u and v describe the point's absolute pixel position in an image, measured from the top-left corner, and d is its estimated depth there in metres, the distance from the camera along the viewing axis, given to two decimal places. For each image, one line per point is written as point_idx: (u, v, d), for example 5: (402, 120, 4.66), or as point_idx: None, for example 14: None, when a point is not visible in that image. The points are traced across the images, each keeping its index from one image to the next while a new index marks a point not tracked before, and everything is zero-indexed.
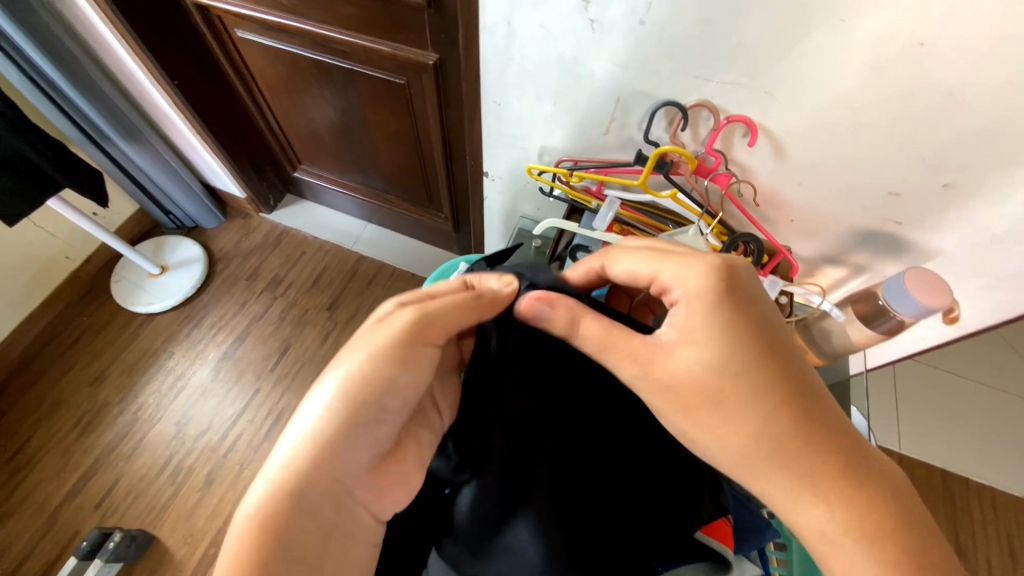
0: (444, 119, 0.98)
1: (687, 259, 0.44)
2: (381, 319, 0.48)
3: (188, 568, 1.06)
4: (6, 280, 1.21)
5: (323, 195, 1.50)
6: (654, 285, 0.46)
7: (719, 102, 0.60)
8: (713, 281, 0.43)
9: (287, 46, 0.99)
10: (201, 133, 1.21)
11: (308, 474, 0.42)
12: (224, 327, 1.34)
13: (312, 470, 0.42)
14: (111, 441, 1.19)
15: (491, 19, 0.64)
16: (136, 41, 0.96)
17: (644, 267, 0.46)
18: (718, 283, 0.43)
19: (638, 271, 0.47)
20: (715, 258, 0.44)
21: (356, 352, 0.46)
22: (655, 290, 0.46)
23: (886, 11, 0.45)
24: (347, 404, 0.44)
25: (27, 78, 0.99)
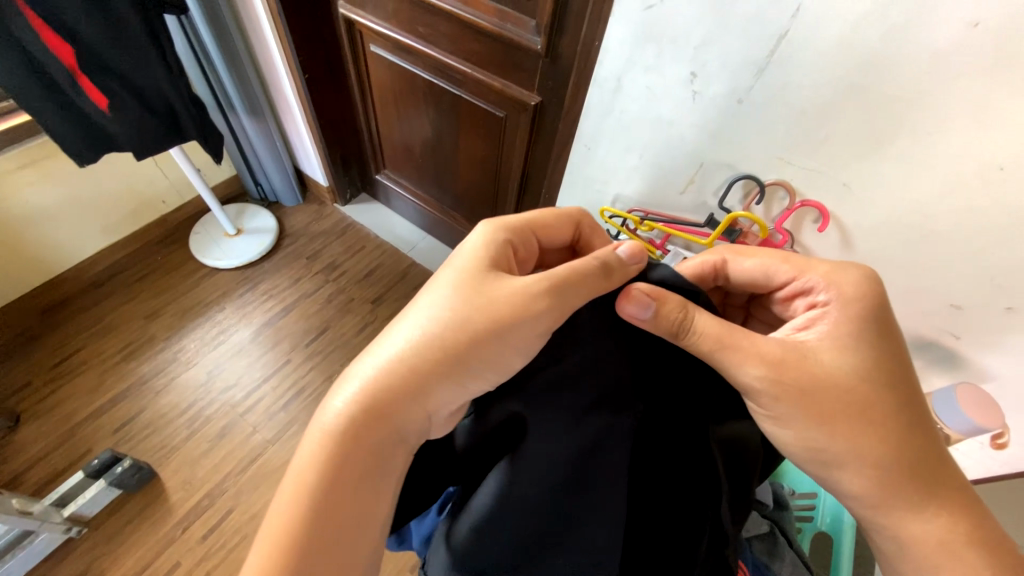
0: (529, 156, 1.07)
1: (844, 271, 0.46)
2: (475, 249, 0.49)
3: (177, 514, 1.07)
4: (109, 207, 1.35)
5: (393, 201, 1.61)
6: (790, 285, 0.49)
7: (797, 185, 0.65)
8: (866, 289, 0.45)
9: (409, 65, 1.12)
10: (310, 121, 1.36)
11: (390, 388, 0.44)
12: (275, 297, 1.42)
13: (399, 392, 0.44)
14: (146, 374, 1.25)
15: (604, 74, 0.73)
16: (286, 33, 1.12)
17: (785, 267, 0.49)
18: (871, 307, 0.44)
19: (777, 269, 0.50)
20: (869, 289, 0.45)
21: (448, 291, 0.47)
22: (793, 289, 0.49)
23: (971, 132, 0.50)
24: (439, 334, 0.45)
25: (190, 47, 1.16)
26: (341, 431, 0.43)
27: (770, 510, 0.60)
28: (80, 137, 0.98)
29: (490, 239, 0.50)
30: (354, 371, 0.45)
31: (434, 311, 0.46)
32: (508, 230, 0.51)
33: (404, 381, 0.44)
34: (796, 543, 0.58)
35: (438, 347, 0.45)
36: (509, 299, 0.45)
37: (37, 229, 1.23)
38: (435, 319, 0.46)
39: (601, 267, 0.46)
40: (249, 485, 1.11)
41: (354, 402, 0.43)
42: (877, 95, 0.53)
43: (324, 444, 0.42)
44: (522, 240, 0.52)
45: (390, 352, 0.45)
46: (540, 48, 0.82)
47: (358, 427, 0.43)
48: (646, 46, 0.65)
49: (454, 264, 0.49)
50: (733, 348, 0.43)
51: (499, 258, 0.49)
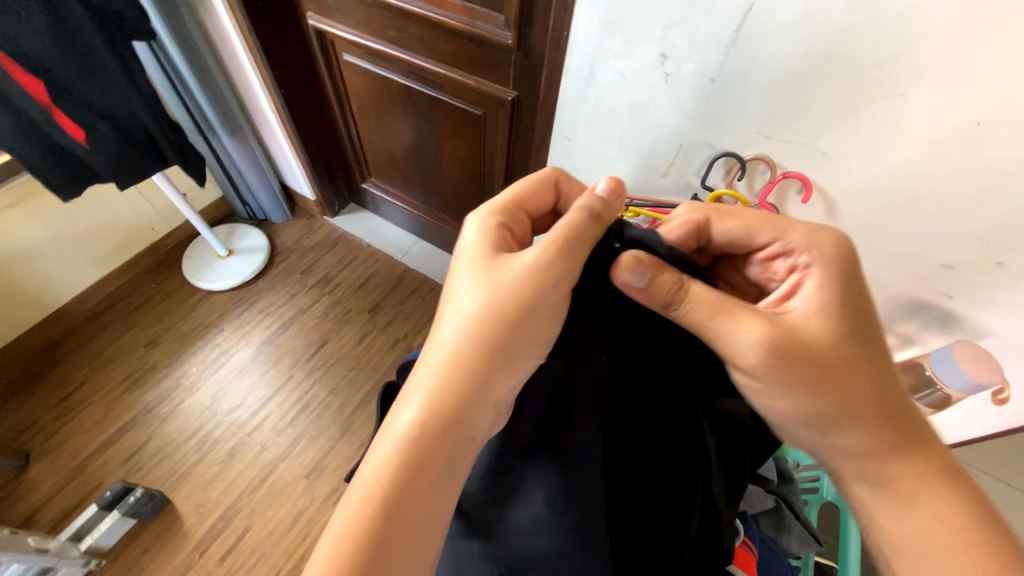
0: (511, 152, 1.06)
1: (824, 235, 0.46)
2: (478, 239, 0.49)
3: (193, 538, 1.08)
4: (98, 239, 1.34)
5: (382, 208, 1.61)
6: (771, 247, 0.48)
7: (777, 158, 0.65)
8: (841, 254, 0.45)
9: (383, 71, 1.12)
10: (291, 135, 1.35)
11: (448, 392, 0.44)
12: (272, 314, 1.43)
13: (456, 395, 0.44)
14: (151, 402, 1.26)
15: (576, 64, 0.72)
16: (258, 49, 1.12)
17: (766, 230, 0.48)
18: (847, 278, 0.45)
19: (758, 229, 0.48)
20: (847, 255, 0.45)
21: (470, 287, 0.47)
22: (775, 250, 0.48)
23: (946, 89, 0.50)
24: (477, 330, 0.45)
25: (164, 73, 1.16)
26: (411, 449, 0.42)
27: (776, 485, 0.58)
28: (60, 171, 0.98)
29: (488, 226, 0.50)
30: (412, 386, 0.45)
31: (463, 310, 0.46)
32: (502, 213, 0.51)
33: (460, 383, 0.44)
34: (802, 516, 0.58)
35: (482, 338, 0.45)
36: (532, 277, 0.44)
37: (28, 268, 1.23)
38: (473, 312, 0.46)
39: (589, 214, 0.45)
40: (262, 503, 1.12)
41: (415, 419, 0.43)
42: (850, 59, 0.52)
43: (398, 470, 0.41)
44: (517, 219, 0.52)
45: (434, 361, 0.45)
46: (510, 42, 0.81)
47: (425, 441, 0.42)
48: (614, 32, 0.65)
49: (465, 260, 0.49)
50: (718, 328, 0.43)
51: (505, 244, 0.49)
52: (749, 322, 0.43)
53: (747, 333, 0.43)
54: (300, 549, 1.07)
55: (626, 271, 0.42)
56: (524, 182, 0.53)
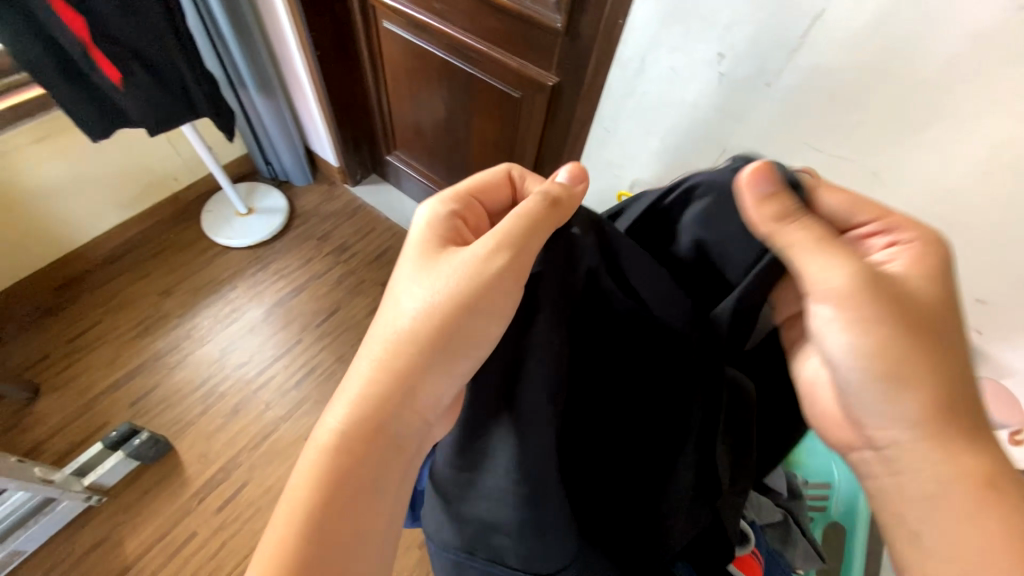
0: (544, 139, 1.05)
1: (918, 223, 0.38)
2: (426, 235, 0.48)
3: (193, 486, 1.10)
4: (121, 182, 1.34)
5: (403, 182, 1.60)
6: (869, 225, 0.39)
7: (822, 172, 0.64)
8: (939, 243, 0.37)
9: (423, 43, 1.10)
10: (322, 99, 1.34)
11: (382, 384, 0.44)
12: (286, 276, 1.43)
13: (389, 387, 0.44)
14: (160, 350, 1.27)
15: (626, 54, 0.71)
16: (298, 7, 1.10)
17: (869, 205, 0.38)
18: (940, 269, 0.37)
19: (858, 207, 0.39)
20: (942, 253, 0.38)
21: (412, 284, 0.46)
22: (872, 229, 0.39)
23: (1011, 118, 0.48)
24: (415, 324, 0.45)
25: (202, 22, 1.14)
26: (344, 440, 0.42)
27: (783, 499, 0.59)
28: (92, 109, 0.97)
29: (436, 221, 0.49)
30: (357, 362, 0.46)
31: (403, 300, 0.46)
32: (454, 204, 0.50)
33: (394, 374, 0.44)
34: (807, 531, 0.58)
35: (426, 320, 0.44)
36: (473, 267, 0.44)
37: (50, 204, 1.23)
38: (414, 304, 0.45)
39: (544, 200, 0.44)
40: (261, 460, 1.13)
41: (349, 410, 0.43)
42: (915, 77, 0.51)
43: (330, 460, 0.42)
44: (466, 213, 0.50)
45: (374, 354, 0.45)
46: (559, 26, 0.79)
47: (358, 434, 0.42)
48: (671, 25, 0.63)
49: (410, 253, 0.48)
50: (809, 259, 0.36)
51: (451, 239, 0.48)
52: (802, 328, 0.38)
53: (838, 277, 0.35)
54: None
55: (758, 172, 0.36)
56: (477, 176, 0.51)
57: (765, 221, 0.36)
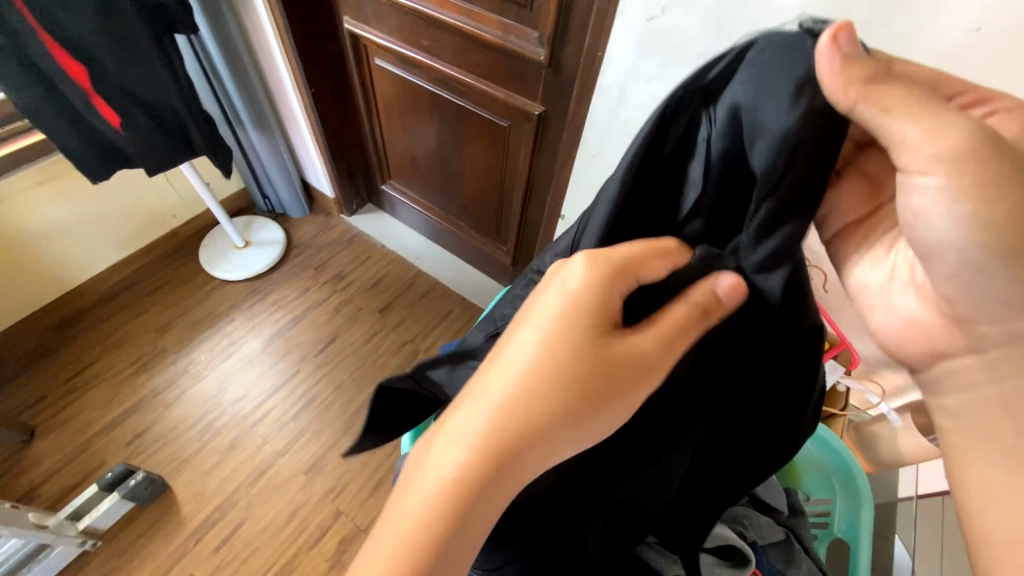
0: (533, 164, 1.07)
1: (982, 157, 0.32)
2: (582, 290, 0.35)
3: (190, 526, 1.08)
4: (120, 220, 1.36)
5: (399, 210, 1.63)
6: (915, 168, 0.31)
7: None
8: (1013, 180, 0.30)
9: (413, 77, 1.14)
10: (317, 134, 1.38)
11: (503, 447, 0.33)
12: (283, 307, 1.44)
13: (514, 451, 0.33)
14: (158, 386, 1.27)
15: (607, 84, 0.73)
16: (293, 49, 1.15)
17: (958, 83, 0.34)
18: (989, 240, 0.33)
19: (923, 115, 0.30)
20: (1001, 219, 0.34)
21: (546, 332, 0.35)
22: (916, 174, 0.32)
23: None
24: (552, 388, 0.34)
25: (200, 66, 1.18)
26: (451, 503, 0.33)
27: (784, 518, 0.59)
28: (93, 153, 1.00)
29: (603, 280, 0.35)
30: (454, 427, 0.35)
31: (533, 348, 0.35)
32: (621, 276, 0.35)
33: (524, 437, 0.33)
34: (812, 552, 0.57)
35: (558, 412, 0.34)
36: (647, 366, 0.35)
37: (49, 246, 1.25)
38: (542, 361, 0.35)
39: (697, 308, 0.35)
40: (259, 496, 1.12)
41: (460, 465, 0.33)
42: None
43: (434, 523, 0.33)
44: (640, 277, 0.36)
45: (492, 405, 0.34)
46: (543, 59, 0.83)
47: (470, 496, 0.33)
48: (648, 55, 0.66)
49: (550, 302, 0.36)
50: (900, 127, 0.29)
51: (615, 307, 0.35)
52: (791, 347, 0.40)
53: (936, 145, 0.29)
54: (294, 546, 1.06)
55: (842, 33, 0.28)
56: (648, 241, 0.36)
57: (851, 85, 0.29)
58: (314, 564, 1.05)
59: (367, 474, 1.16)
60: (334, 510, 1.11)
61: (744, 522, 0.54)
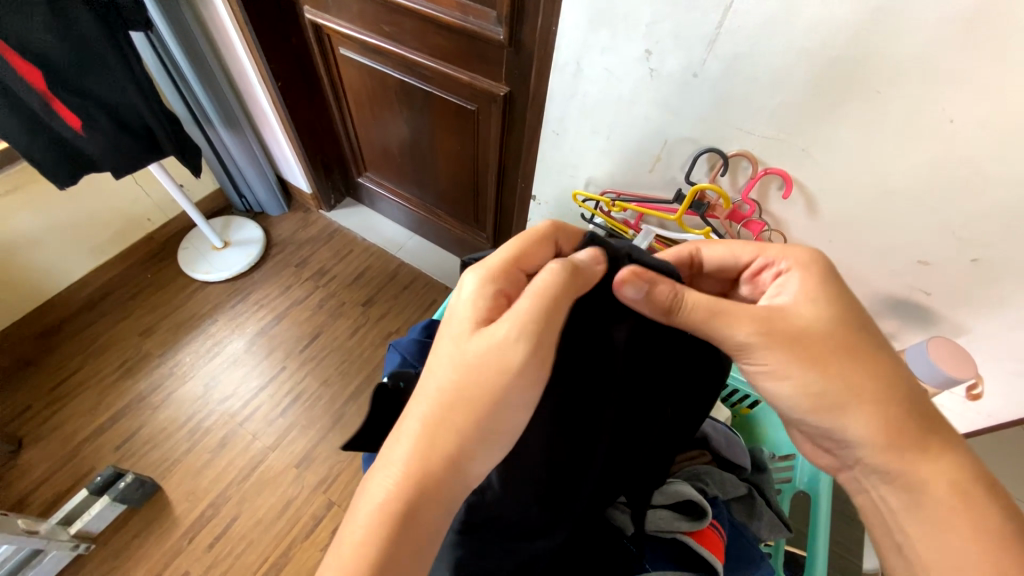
0: (503, 146, 1.07)
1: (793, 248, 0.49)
2: (468, 307, 0.46)
3: (184, 524, 1.09)
4: (94, 226, 1.35)
5: (378, 203, 1.62)
6: (756, 261, 0.52)
7: (759, 154, 0.66)
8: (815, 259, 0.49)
9: (379, 65, 1.13)
10: (287, 129, 1.36)
11: (427, 459, 0.41)
12: (266, 306, 1.43)
13: (436, 462, 0.41)
14: (144, 390, 1.27)
15: (563, 59, 0.73)
16: (254, 41, 1.13)
17: (749, 249, 0.52)
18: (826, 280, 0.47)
19: (742, 251, 0.53)
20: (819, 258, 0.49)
21: (454, 352, 0.44)
22: (758, 264, 0.52)
23: (921, 85, 0.51)
24: (461, 396, 0.42)
25: (161, 64, 1.16)
26: (388, 524, 0.39)
27: (748, 474, 0.61)
28: (56, 159, 0.99)
29: (480, 293, 0.46)
30: (388, 454, 0.42)
31: (445, 368, 0.43)
32: (496, 278, 0.47)
33: (442, 451, 0.41)
34: (773, 503, 0.60)
35: (469, 412, 0.42)
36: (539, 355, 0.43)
37: (22, 256, 1.24)
38: (455, 376, 0.43)
39: (569, 278, 0.44)
40: (252, 491, 1.13)
41: (394, 488, 0.40)
42: (826, 56, 0.54)
43: (372, 548, 0.38)
44: (509, 281, 0.48)
45: (416, 426, 0.42)
46: (502, 38, 0.82)
47: (403, 514, 0.39)
48: (600, 28, 0.66)
49: (453, 324, 0.46)
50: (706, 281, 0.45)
51: (496, 312, 0.46)
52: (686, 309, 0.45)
53: None
54: (289, 537, 1.08)
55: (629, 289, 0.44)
56: (518, 241, 0.49)
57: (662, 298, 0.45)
58: (309, 554, 1.06)
59: (357, 465, 1.17)
60: (327, 500, 1.12)
61: (705, 479, 0.56)
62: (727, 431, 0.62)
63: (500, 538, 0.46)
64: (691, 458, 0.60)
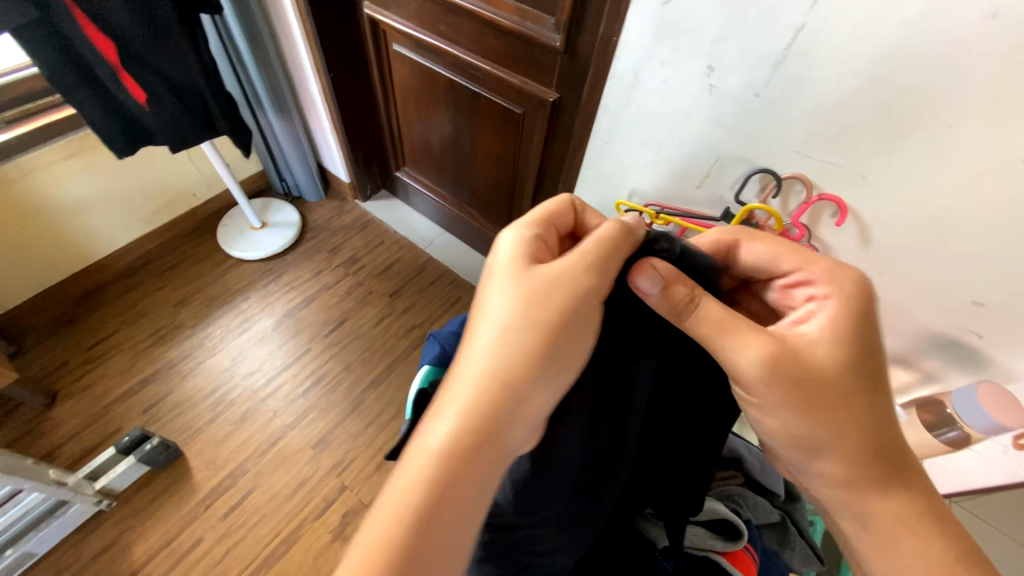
0: (546, 152, 1.08)
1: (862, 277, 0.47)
2: (514, 259, 0.48)
3: (201, 492, 1.11)
4: (143, 197, 1.41)
5: (412, 197, 1.65)
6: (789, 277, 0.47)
7: (814, 178, 0.65)
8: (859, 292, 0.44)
9: (431, 63, 1.15)
10: (334, 118, 1.40)
11: (483, 399, 0.42)
12: (296, 288, 1.47)
13: (492, 402, 0.42)
14: (175, 358, 1.31)
15: (621, 70, 0.74)
16: (314, 31, 1.16)
17: (791, 258, 0.46)
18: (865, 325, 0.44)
19: (784, 257, 0.47)
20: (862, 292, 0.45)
21: (508, 301, 0.45)
22: (790, 281, 0.47)
23: (995, 123, 0.50)
24: (516, 340, 0.44)
25: (223, 48, 1.21)
26: (447, 460, 0.40)
27: (781, 502, 0.60)
28: (119, 128, 1.03)
29: (524, 246, 0.48)
30: (445, 402, 0.43)
31: (497, 317, 0.45)
32: (537, 235, 0.50)
33: (499, 390, 0.43)
34: (806, 533, 0.59)
35: (524, 354, 0.43)
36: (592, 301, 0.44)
37: (76, 219, 1.29)
38: (508, 322, 0.45)
39: (627, 233, 0.46)
40: (268, 467, 1.15)
41: (453, 430, 0.41)
42: (898, 86, 0.53)
43: (430, 487, 0.40)
44: (548, 240, 0.51)
45: (471, 372, 0.44)
46: (559, 45, 0.83)
47: (462, 452, 0.41)
48: (663, 40, 0.66)
49: (500, 273, 0.47)
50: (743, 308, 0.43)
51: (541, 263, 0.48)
52: (737, 336, 0.43)
53: None
54: (300, 516, 1.09)
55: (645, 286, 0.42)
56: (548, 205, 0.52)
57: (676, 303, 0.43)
58: (318, 535, 1.07)
59: (371, 452, 1.19)
60: (340, 484, 1.14)
61: (738, 501, 0.56)
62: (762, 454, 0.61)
63: (524, 536, 0.46)
64: (724, 478, 0.60)
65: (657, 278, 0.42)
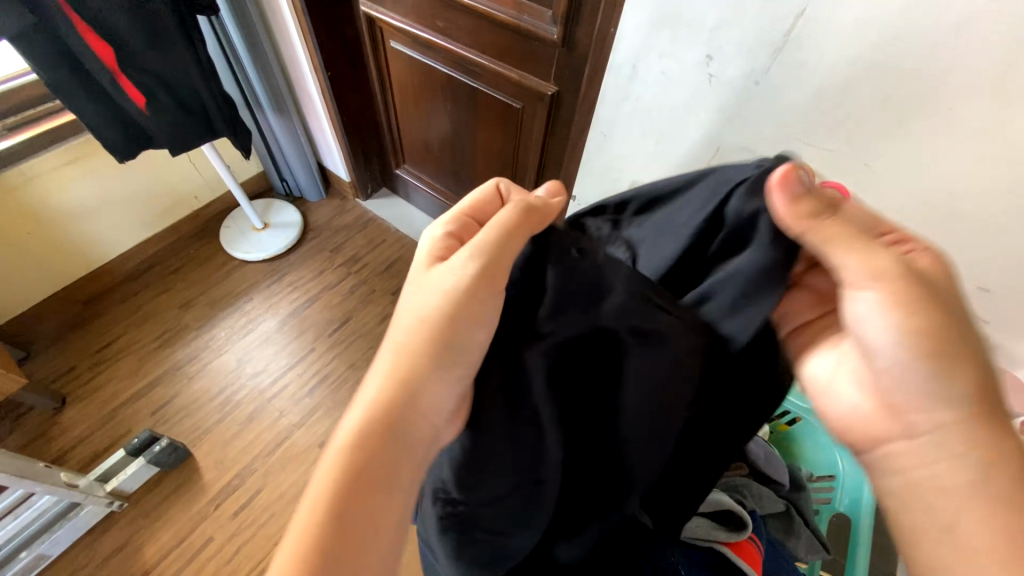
0: (545, 147, 1.08)
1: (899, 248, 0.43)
2: (431, 259, 0.47)
3: (211, 492, 1.12)
4: (145, 201, 1.41)
5: (413, 195, 1.65)
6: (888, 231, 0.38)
7: (818, 166, 0.65)
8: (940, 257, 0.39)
9: (428, 59, 1.15)
10: (333, 117, 1.40)
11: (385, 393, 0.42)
12: (300, 288, 1.47)
13: (393, 395, 0.42)
14: (180, 360, 1.32)
15: (619, 61, 0.73)
16: (310, 30, 1.16)
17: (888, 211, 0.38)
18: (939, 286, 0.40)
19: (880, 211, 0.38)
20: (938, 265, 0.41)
21: (416, 300, 0.45)
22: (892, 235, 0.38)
23: (1002, 105, 0.49)
24: (421, 335, 0.43)
25: (220, 48, 1.20)
26: (351, 453, 0.40)
27: (786, 492, 0.61)
28: (117, 131, 1.04)
29: (440, 244, 0.47)
30: (356, 399, 0.43)
31: (410, 313, 0.44)
32: (458, 232, 0.48)
33: (399, 382, 0.42)
34: (811, 522, 0.60)
35: (425, 346, 0.42)
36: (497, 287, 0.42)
37: (80, 224, 1.30)
38: (414, 318, 0.44)
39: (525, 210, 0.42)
40: (277, 466, 1.16)
41: (359, 424, 0.41)
42: (902, 71, 0.52)
43: (341, 481, 0.39)
44: (471, 235, 0.49)
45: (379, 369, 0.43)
46: (555, 37, 0.82)
47: (368, 446, 0.40)
48: (661, 30, 0.66)
49: (419, 273, 0.47)
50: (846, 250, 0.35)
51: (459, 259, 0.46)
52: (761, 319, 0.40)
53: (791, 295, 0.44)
54: None
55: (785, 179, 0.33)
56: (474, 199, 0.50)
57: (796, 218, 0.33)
58: None
59: None
60: None
61: (742, 492, 0.57)
62: (766, 446, 0.62)
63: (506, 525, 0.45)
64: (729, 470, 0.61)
65: (801, 180, 0.34)
